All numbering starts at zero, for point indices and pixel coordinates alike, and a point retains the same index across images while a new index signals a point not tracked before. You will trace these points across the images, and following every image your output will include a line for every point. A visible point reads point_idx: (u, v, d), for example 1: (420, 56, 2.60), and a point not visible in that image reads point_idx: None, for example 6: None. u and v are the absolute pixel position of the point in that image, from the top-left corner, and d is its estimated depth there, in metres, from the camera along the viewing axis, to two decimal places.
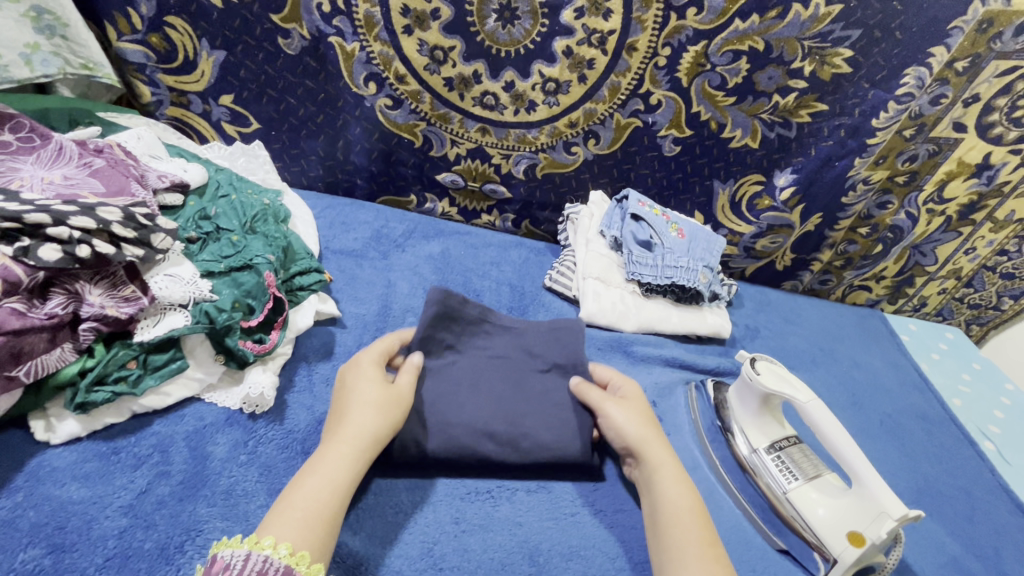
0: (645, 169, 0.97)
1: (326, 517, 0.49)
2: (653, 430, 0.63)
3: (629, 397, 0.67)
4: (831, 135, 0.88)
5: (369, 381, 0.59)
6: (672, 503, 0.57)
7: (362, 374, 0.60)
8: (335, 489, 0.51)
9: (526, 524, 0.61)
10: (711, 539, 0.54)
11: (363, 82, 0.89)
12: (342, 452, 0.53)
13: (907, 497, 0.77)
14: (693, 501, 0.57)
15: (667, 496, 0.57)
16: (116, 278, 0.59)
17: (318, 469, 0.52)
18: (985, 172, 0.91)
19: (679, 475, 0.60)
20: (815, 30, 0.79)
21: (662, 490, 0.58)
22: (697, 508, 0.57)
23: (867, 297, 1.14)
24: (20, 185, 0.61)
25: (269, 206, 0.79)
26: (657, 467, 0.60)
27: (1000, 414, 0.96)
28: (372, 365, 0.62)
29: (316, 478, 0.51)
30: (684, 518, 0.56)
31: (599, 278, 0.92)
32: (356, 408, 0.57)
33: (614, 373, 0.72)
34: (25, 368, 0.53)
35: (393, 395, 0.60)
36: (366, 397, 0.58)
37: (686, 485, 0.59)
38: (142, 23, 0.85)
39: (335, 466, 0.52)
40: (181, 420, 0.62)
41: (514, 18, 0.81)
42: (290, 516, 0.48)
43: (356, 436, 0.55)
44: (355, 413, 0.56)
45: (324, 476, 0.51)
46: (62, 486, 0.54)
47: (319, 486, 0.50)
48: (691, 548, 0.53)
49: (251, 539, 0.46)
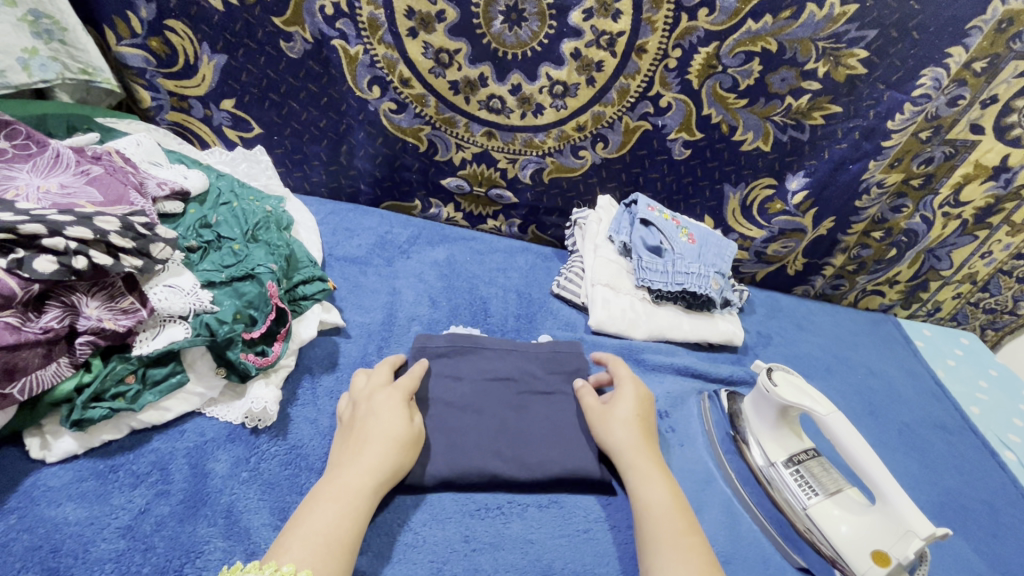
0: (654, 173, 0.95)
1: (346, 544, 0.48)
2: (632, 429, 0.64)
3: (616, 402, 0.67)
4: (846, 137, 0.86)
5: (396, 415, 0.58)
6: (644, 498, 0.58)
7: (388, 407, 0.59)
8: (356, 518, 0.50)
9: (538, 542, 0.58)
10: (688, 529, 0.55)
11: (366, 86, 0.88)
12: (363, 482, 0.52)
13: (929, 511, 0.75)
14: (668, 495, 0.58)
15: (638, 494, 0.58)
16: (114, 289, 0.57)
17: (337, 494, 0.51)
18: (1003, 174, 0.88)
19: (653, 470, 0.60)
20: (830, 31, 0.77)
21: (634, 488, 0.59)
22: (674, 502, 0.57)
23: (880, 302, 1.11)
24: (15, 195, 0.59)
25: (271, 213, 0.77)
26: (630, 467, 0.61)
27: (1019, 422, 0.93)
28: (399, 400, 0.60)
29: (337, 505, 0.50)
30: (656, 512, 0.56)
31: (608, 284, 0.90)
32: (378, 441, 0.55)
33: (631, 375, 0.71)
34: (19, 384, 0.51)
35: (416, 435, 0.59)
36: (391, 431, 0.56)
37: (663, 479, 0.59)
38: (142, 26, 0.84)
39: (355, 494, 0.51)
40: (181, 436, 0.60)
41: (521, 20, 0.79)
42: (310, 541, 0.47)
43: (377, 469, 0.54)
44: (377, 445, 0.55)
45: (344, 504, 0.50)
46: (57, 507, 0.52)
47: (339, 514, 0.49)
48: (663, 541, 0.53)
49: (271, 563, 0.44)
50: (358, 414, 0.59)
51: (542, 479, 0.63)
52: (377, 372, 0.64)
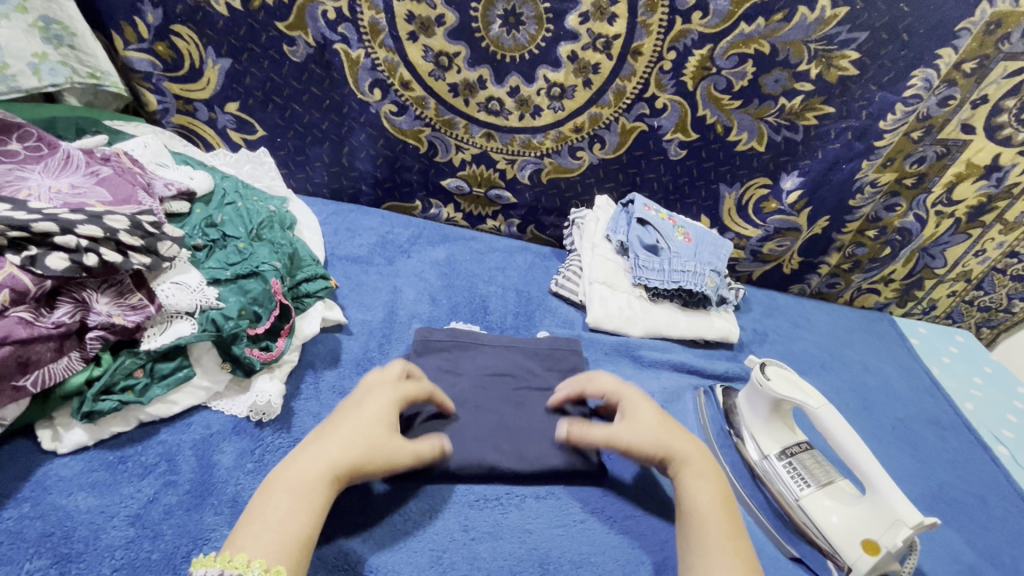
0: (651, 173, 0.97)
1: (301, 535, 0.47)
2: (646, 431, 0.60)
3: (635, 418, 0.62)
4: (838, 137, 0.88)
5: (374, 415, 0.56)
6: (693, 497, 0.56)
7: (368, 408, 0.56)
8: (306, 512, 0.48)
9: (536, 531, 0.60)
10: (733, 533, 0.54)
11: (368, 88, 0.90)
12: (320, 475, 0.50)
13: (920, 504, 0.76)
14: (717, 495, 0.56)
15: (689, 492, 0.57)
16: (123, 286, 0.59)
17: (292, 484, 0.49)
18: (995, 173, 0.90)
19: (709, 467, 0.59)
20: (821, 33, 0.78)
21: (684, 486, 0.57)
22: (721, 502, 0.56)
23: (876, 300, 1.13)
24: (27, 195, 0.61)
25: (274, 213, 0.79)
26: (686, 462, 0.59)
27: (1012, 418, 0.94)
28: (385, 404, 0.57)
29: (289, 497, 0.48)
30: (706, 514, 0.55)
31: (606, 283, 0.91)
32: (345, 436, 0.53)
33: (620, 386, 0.66)
34: (32, 377, 0.53)
35: (391, 446, 0.55)
36: (363, 429, 0.54)
37: (713, 479, 0.58)
38: (149, 31, 0.86)
39: (312, 487, 0.49)
40: (188, 428, 0.62)
41: (519, 24, 0.81)
42: (262, 532, 0.46)
43: (338, 465, 0.51)
44: (343, 439, 0.53)
45: (296, 496, 0.49)
46: (69, 496, 0.54)
47: (290, 506, 0.48)
48: (710, 542, 0.53)
49: (224, 554, 0.45)
50: (342, 409, 0.57)
51: (540, 471, 0.64)
52: (382, 374, 0.61)
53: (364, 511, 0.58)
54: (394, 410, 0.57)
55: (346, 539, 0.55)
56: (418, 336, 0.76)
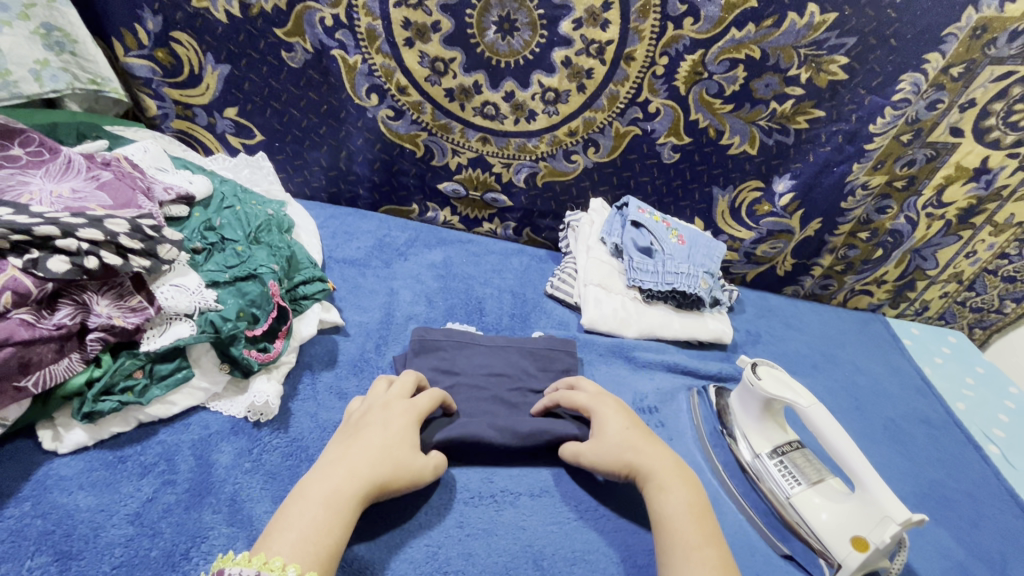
0: (645, 176, 0.98)
1: (333, 544, 0.48)
2: (635, 448, 0.61)
3: (600, 435, 0.63)
4: (829, 141, 0.89)
5: (401, 432, 0.58)
6: (658, 510, 0.56)
7: (393, 424, 0.58)
8: (339, 523, 0.49)
9: (529, 528, 0.61)
10: (703, 543, 0.52)
11: (365, 93, 0.91)
12: (352, 488, 0.51)
13: (910, 502, 0.77)
14: (684, 505, 0.56)
15: (654, 505, 0.56)
16: (123, 288, 0.60)
17: (325, 496, 0.50)
18: (984, 175, 0.91)
19: (671, 479, 0.58)
20: (811, 38, 0.80)
21: (651, 499, 0.57)
22: (690, 512, 0.55)
23: (869, 302, 1.14)
24: (29, 199, 0.62)
25: (272, 216, 0.80)
26: (649, 477, 0.59)
27: (1004, 417, 0.95)
28: (407, 420, 0.59)
29: (324, 508, 0.49)
30: (673, 524, 0.54)
31: (600, 285, 0.93)
32: (376, 452, 0.55)
33: (591, 399, 0.66)
34: (33, 378, 0.54)
35: (416, 464, 0.57)
36: (392, 446, 0.56)
37: (680, 488, 0.57)
38: (149, 38, 0.87)
39: (345, 499, 0.50)
40: (186, 429, 0.63)
41: (513, 30, 0.82)
42: (297, 541, 0.46)
43: (368, 480, 0.53)
44: (374, 455, 0.54)
45: (330, 507, 0.49)
46: (69, 495, 0.55)
47: (325, 517, 0.48)
48: (676, 554, 0.52)
49: (261, 556, 0.45)
50: (364, 422, 0.58)
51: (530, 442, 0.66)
52: (399, 391, 0.63)
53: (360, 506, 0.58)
54: (415, 427, 0.59)
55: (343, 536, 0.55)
56: (414, 334, 0.78)
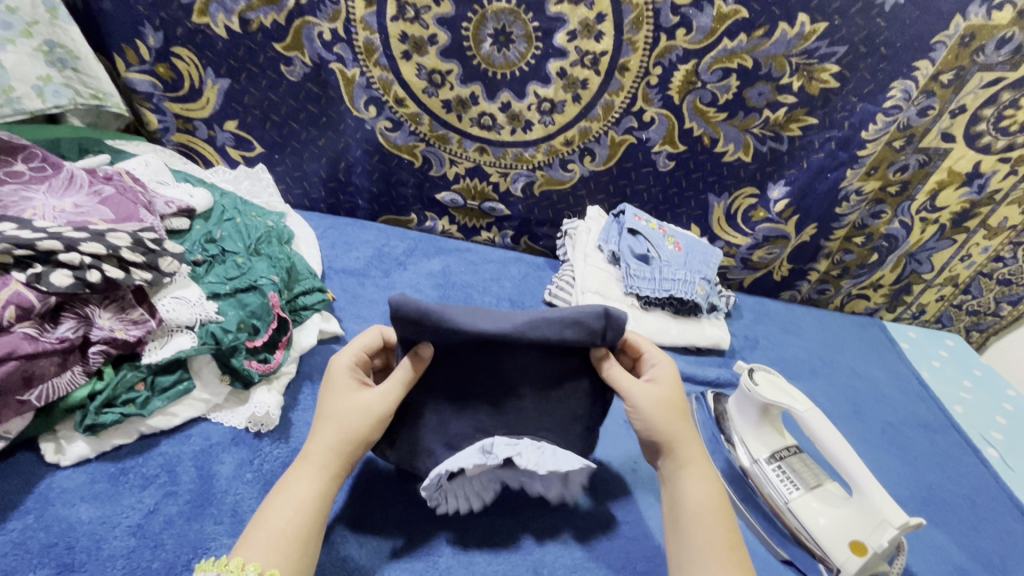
0: (641, 184, 0.99)
1: (291, 531, 0.49)
2: (682, 428, 0.60)
3: (661, 380, 0.61)
4: (823, 147, 0.90)
5: (336, 389, 0.56)
6: (696, 502, 0.56)
7: (334, 384, 0.57)
8: (295, 509, 0.50)
9: (529, 537, 0.61)
10: (734, 540, 0.54)
11: (363, 105, 0.92)
12: (306, 472, 0.52)
13: (909, 506, 0.77)
14: (717, 499, 0.56)
15: (693, 495, 0.56)
16: (124, 301, 0.61)
17: (287, 487, 0.51)
18: (977, 180, 0.92)
19: (708, 475, 0.58)
20: (802, 47, 0.81)
21: (687, 487, 0.57)
22: (722, 507, 0.56)
23: (866, 306, 1.15)
24: (32, 214, 0.63)
25: (272, 228, 0.81)
26: (687, 466, 0.58)
27: (1002, 419, 0.96)
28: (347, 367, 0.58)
29: (279, 497, 0.51)
30: (710, 520, 0.54)
31: (598, 292, 0.93)
32: (326, 423, 0.54)
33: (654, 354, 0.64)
34: (36, 392, 0.54)
35: (361, 401, 0.55)
36: (335, 411, 0.55)
37: (713, 481, 0.58)
38: (149, 54, 0.88)
39: (299, 484, 0.51)
40: (187, 440, 0.63)
41: (508, 42, 0.84)
42: (253, 537, 0.48)
43: (326, 457, 0.53)
44: (319, 429, 0.54)
45: (285, 494, 0.51)
46: (72, 507, 0.55)
47: (282, 506, 0.50)
48: (717, 551, 0.52)
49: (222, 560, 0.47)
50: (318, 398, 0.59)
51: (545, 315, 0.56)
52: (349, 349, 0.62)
53: (362, 518, 0.59)
54: (353, 373, 0.58)
55: (344, 546, 0.56)
56: None
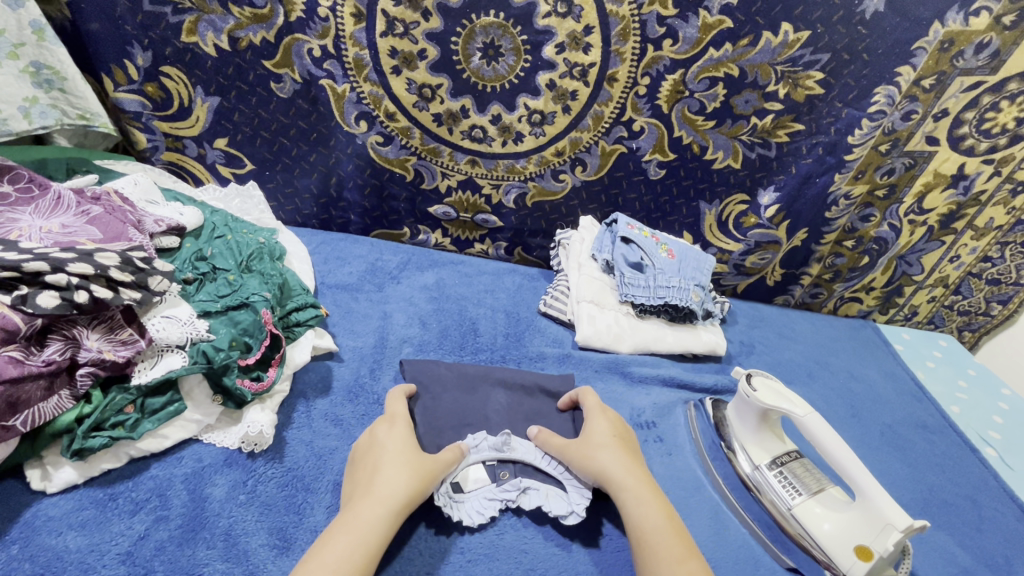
0: (632, 193, 0.99)
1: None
2: (612, 455, 0.63)
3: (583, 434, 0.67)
4: (811, 153, 0.91)
5: (408, 445, 0.61)
6: (637, 522, 0.58)
7: (400, 437, 0.62)
8: (368, 550, 0.51)
9: (531, 551, 0.60)
10: (685, 556, 0.54)
11: (354, 120, 0.92)
12: (378, 512, 0.53)
13: (912, 509, 0.77)
14: (662, 518, 0.58)
15: (633, 517, 0.58)
16: (113, 321, 0.60)
17: (359, 527, 0.52)
18: (962, 182, 0.93)
19: (645, 494, 0.60)
20: (786, 56, 0.82)
21: (628, 512, 0.59)
22: (670, 526, 0.57)
23: (859, 309, 1.15)
24: (18, 235, 0.61)
25: (264, 244, 0.80)
26: (625, 490, 0.60)
27: (998, 419, 0.96)
28: (404, 427, 0.64)
29: (349, 536, 0.51)
30: (650, 537, 0.56)
31: (593, 301, 0.93)
32: (404, 468, 0.57)
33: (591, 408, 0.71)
34: (22, 417, 0.53)
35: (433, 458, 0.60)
36: (407, 457, 0.59)
37: (655, 502, 0.59)
38: (138, 73, 0.88)
39: (369, 526, 0.52)
40: (178, 462, 0.62)
41: (497, 56, 0.85)
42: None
43: (397, 500, 0.55)
44: (390, 472, 0.57)
45: (358, 535, 0.51)
46: (58, 536, 0.54)
47: (350, 546, 0.50)
48: (656, 566, 0.54)
49: None
50: (371, 445, 0.62)
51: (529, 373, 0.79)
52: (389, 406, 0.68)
53: None
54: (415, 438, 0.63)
55: None
56: (404, 369, 0.78)
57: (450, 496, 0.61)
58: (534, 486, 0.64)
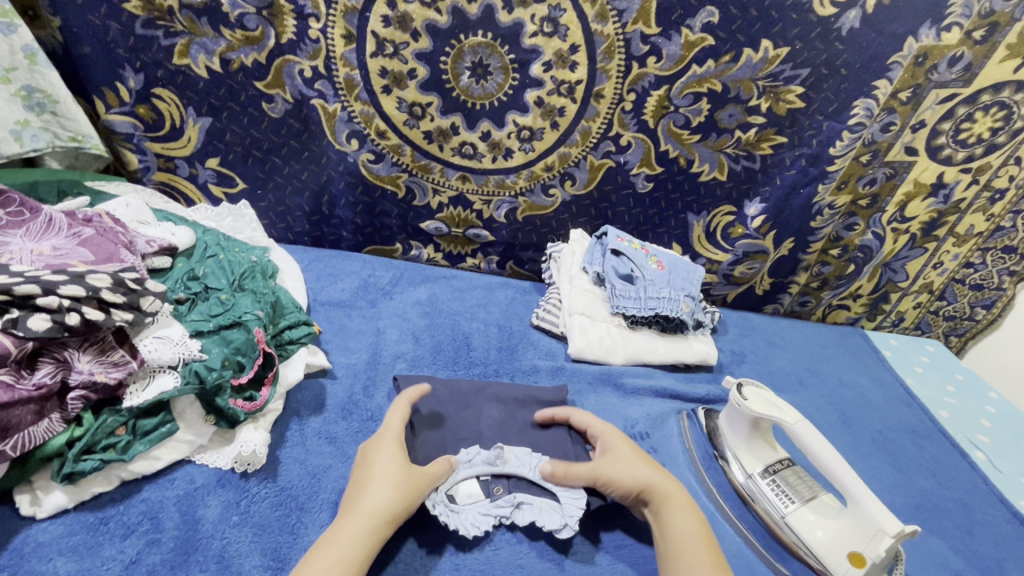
0: (621, 206, 1.01)
1: None
2: (649, 465, 0.64)
3: (608, 443, 0.67)
4: (794, 164, 0.93)
5: (394, 456, 0.60)
6: (678, 531, 0.58)
7: (388, 448, 0.61)
8: (348, 566, 0.51)
9: (527, 567, 0.60)
10: (722, 566, 0.56)
11: (345, 139, 0.93)
12: (358, 527, 0.53)
13: (904, 514, 0.77)
14: (698, 527, 0.59)
15: (674, 526, 0.59)
16: (105, 343, 0.59)
17: (339, 543, 0.52)
18: (941, 190, 0.95)
19: (685, 503, 0.61)
20: (767, 71, 0.85)
21: (670, 521, 0.59)
22: (704, 536, 0.59)
23: (847, 316, 1.17)
24: (9, 258, 0.61)
25: (256, 262, 0.80)
26: (666, 500, 0.61)
27: (986, 422, 0.97)
28: (393, 434, 0.63)
29: (328, 552, 0.51)
30: (692, 546, 0.57)
31: (585, 313, 0.94)
32: (388, 481, 0.57)
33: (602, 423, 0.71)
34: (11, 441, 0.53)
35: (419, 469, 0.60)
36: (391, 469, 0.58)
37: (694, 512, 0.61)
38: (130, 95, 0.89)
39: (349, 542, 0.52)
40: (171, 484, 0.62)
41: (486, 74, 0.86)
42: None
43: (379, 514, 0.54)
44: (374, 486, 0.56)
45: (337, 551, 0.51)
46: (48, 562, 0.53)
47: (330, 562, 0.50)
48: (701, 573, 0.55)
49: None
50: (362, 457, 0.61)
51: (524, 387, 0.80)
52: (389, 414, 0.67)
53: None
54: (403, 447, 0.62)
55: None
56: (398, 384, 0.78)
57: (445, 504, 0.61)
58: (528, 500, 0.64)
